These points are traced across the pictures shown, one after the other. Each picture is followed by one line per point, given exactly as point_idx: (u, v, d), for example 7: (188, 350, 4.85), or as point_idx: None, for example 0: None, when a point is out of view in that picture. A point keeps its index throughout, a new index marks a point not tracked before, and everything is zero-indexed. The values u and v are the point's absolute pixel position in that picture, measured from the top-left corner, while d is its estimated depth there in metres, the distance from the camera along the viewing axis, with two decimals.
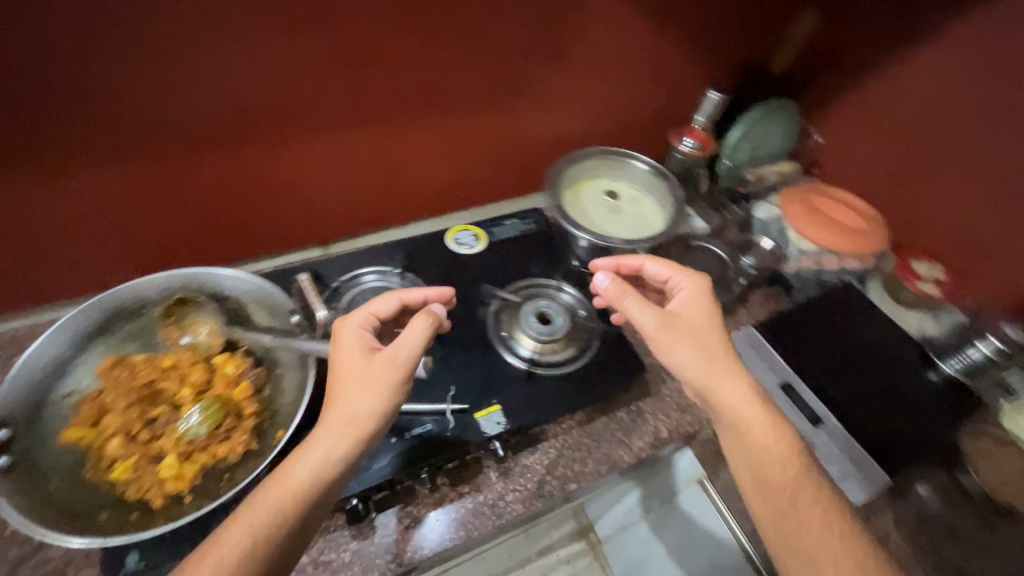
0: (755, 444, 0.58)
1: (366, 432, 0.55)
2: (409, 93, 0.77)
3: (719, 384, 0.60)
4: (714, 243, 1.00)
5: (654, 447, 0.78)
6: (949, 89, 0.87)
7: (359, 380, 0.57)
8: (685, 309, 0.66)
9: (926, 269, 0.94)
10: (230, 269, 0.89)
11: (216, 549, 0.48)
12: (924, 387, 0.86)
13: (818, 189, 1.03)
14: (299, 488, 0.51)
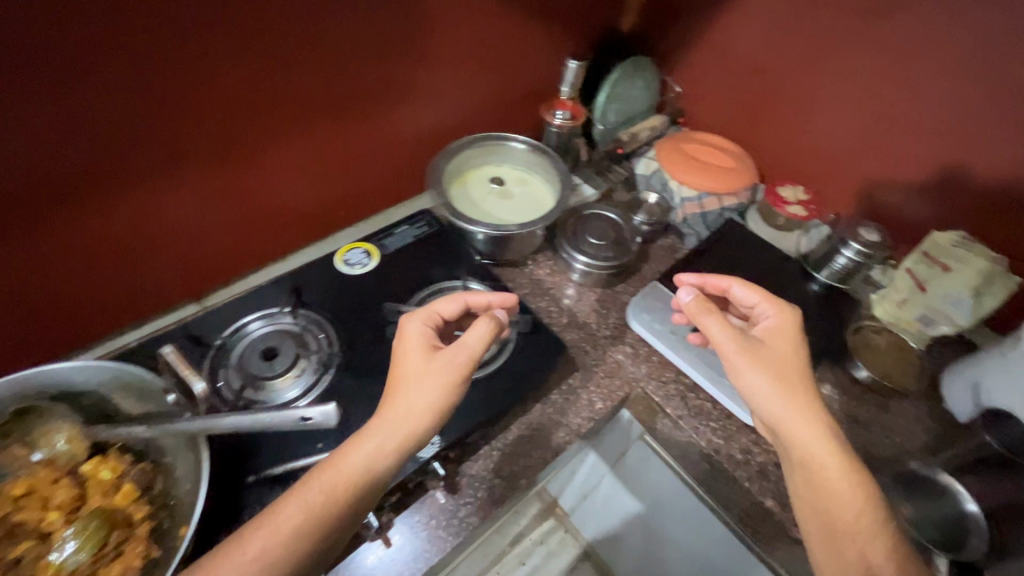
0: (818, 469, 0.57)
1: (415, 431, 0.58)
2: (365, 108, 0.80)
3: (791, 411, 0.60)
4: (604, 207, 0.99)
5: (592, 420, 0.79)
6: (781, 25, 0.95)
7: (420, 378, 0.61)
8: (773, 341, 0.66)
9: (790, 192, 1.01)
10: (87, 351, 0.76)
11: (269, 526, 0.51)
12: (808, 299, 0.95)
13: (687, 136, 1.08)
14: (352, 477, 0.55)
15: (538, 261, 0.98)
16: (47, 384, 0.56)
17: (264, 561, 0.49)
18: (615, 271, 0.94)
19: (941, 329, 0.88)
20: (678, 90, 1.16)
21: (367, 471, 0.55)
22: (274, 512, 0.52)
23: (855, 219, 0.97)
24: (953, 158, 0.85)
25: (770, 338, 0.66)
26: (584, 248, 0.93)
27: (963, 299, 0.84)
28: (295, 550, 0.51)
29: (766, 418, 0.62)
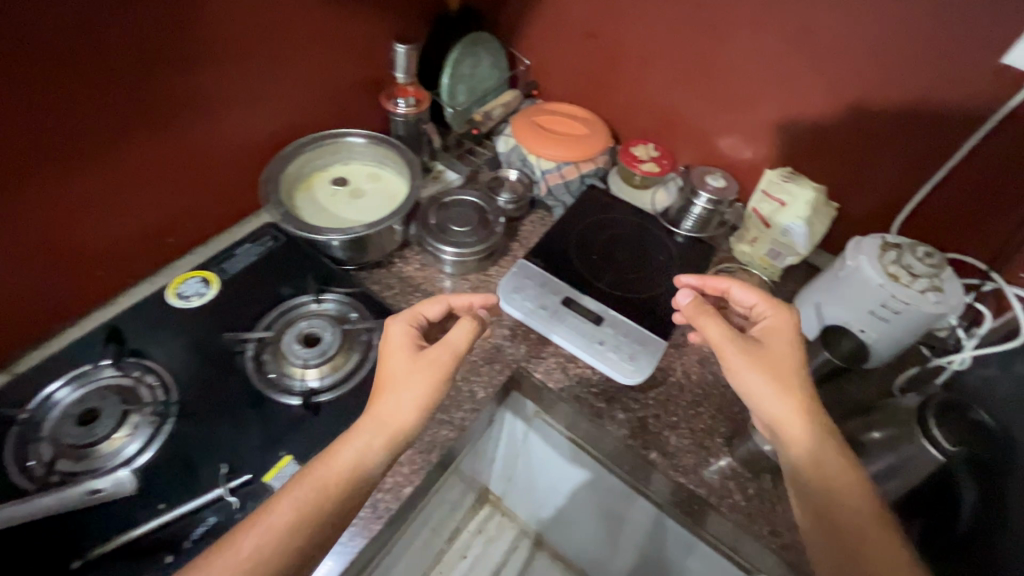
0: (815, 459, 0.60)
1: (403, 429, 0.59)
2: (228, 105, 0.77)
3: (788, 408, 0.62)
4: (465, 192, 0.96)
5: (475, 410, 0.78)
6: None
7: (406, 379, 0.61)
8: (773, 340, 0.66)
9: (643, 151, 1.04)
10: None
11: (260, 528, 0.51)
12: (676, 248, 0.97)
13: (540, 109, 1.08)
14: (342, 478, 0.55)
15: (406, 257, 0.95)
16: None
17: (256, 561, 0.50)
18: (485, 255, 0.92)
19: (787, 260, 0.94)
20: (526, 62, 1.15)
21: (357, 471, 0.55)
22: (264, 517, 0.52)
23: (702, 167, 1.01)
24: (773, 100, 0.90)
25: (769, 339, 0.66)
26: (450, 237, 0.91)
27: (800, 228, 0.91)
28: (283, 552, 0.51)
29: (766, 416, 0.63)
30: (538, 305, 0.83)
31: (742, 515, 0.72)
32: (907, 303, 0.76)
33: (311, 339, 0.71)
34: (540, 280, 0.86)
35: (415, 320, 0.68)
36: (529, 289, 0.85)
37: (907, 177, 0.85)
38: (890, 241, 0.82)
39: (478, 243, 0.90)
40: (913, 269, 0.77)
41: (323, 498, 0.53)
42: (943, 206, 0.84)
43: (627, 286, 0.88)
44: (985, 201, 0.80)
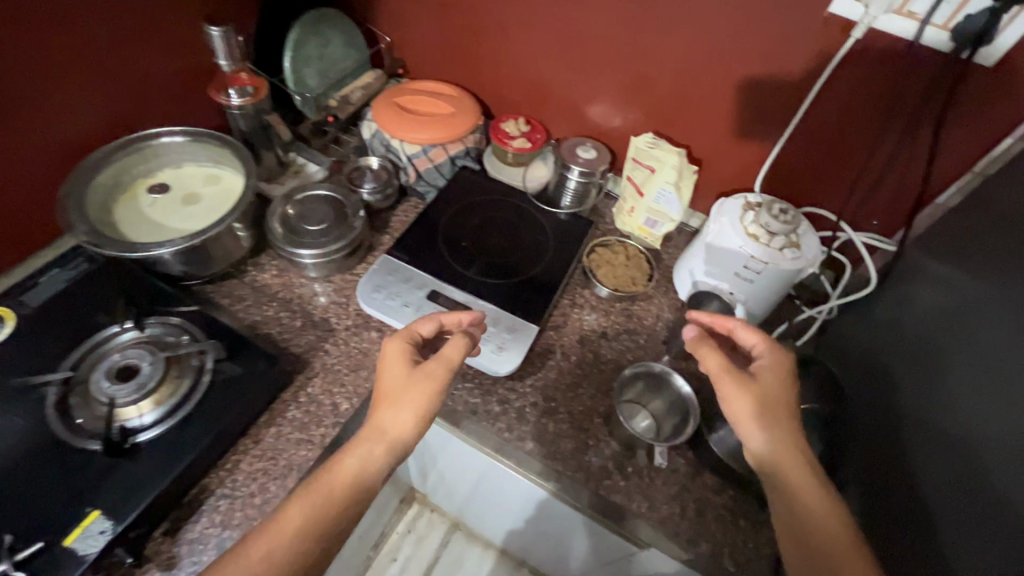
0: (797, 500, 0.53)
1: (402, 441, 0.59)
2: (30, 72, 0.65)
3: (780, 448, 0.56)
4: (319, 188, 0.89)
5: (338, 424, 0.72)
6: None
7: (400, 393, 0.60)
8: (771, 374, 0.60)
9: (513, 126, 0.99)
10: None
11: (267, 539, 0.52)
12: (553, 227, 0.94)
13: (403, 89, 1.01)
14: (342, 489, 0.56)
15: (262, 264, 0.87)
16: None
17: (270, 562, 0.50)
18: (348, 252, 0.85)
19: (665, 228, 0.93)
20: (386, 39, 1.06)
21: (357, 477, 0.56)
22: (273, 527, 0.53)
23: (574, 139, 0.98)
24: (631, 64, 0.87)
25: (763, 372, 0.60)
26: (304, 238, 0.83)
27: (671, 194, 0.89)
28: (291, 559, 0.51)
29: (753, 450, 0.57)
30: (400, 303, 0.78)
31: (619, 494, 0.71)
32: (766, 262, 0.76)
33: (129, 372, 0.63)
34: (403, 275, 0.81)
35: (411, 336, 0.66)
36: (392, 286, 0.79)
37: (763, 134, 0.85)
38: (749, 201, 0.81)
39: (338, 242, 0.83)
40: (770, 228, 0.76)
41: (328, 507, 0.54)
42: (796, 162, 0.85)
43: (498, 270, 0.84)
44: (833, 154, 0.82)
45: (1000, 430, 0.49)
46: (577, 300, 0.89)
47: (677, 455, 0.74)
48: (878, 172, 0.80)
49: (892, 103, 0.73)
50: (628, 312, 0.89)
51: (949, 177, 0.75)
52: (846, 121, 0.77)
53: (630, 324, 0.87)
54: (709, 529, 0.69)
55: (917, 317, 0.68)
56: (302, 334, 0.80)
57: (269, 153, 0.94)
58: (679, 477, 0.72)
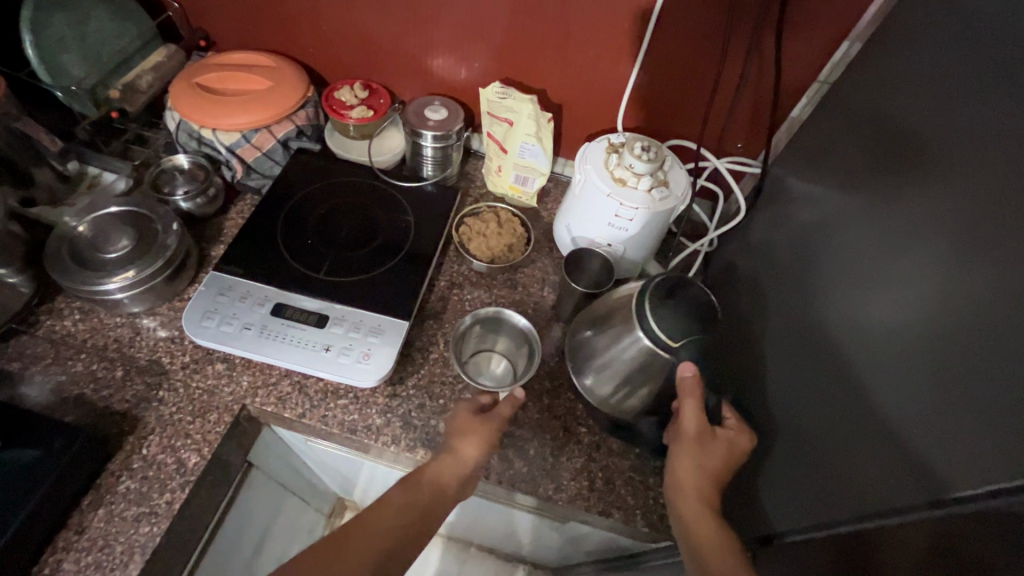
0: (695, 534, 0.52)
1: (471, 466, 0.58)
2: None
3: (690, 497, 0.55)
4: (113, 202, 0.72)
5: (188, 482, 0.61)
6: None
7: (468, 423, 0.60)
8: (722, 449, 0.56)
9: (350, 93, 0.85)
10: None
11: (376, 516, 0.51)
12: (417, 202, 0.84)
13: (206, 63, 0.84)
14: (427, 496, 0.54)
15: (57, 310, 0.70)
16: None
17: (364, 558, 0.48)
18: (169, 274, 0.71)
19: (537, 183, 0.85)
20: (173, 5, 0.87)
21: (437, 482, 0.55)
22: (382, 504, 0.53)
23: (422, 98, 0.86)
24: (460, 3, 0.77)
25: (718, 436, 0.56)
26: (100, 270, 0.67)
27: (534, 147, 0.82)
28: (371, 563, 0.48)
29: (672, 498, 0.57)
30: (240, 326, 0.67)
31: (524, 481, 0.66)
32: (637, 208, 0.71)
33: None
34: (240, 294, 0.69)
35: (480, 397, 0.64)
36: (227, 308, 0.68)
37: (615, 68, 0.79)
38: (613, 143, 0.75)
39: (149, 268, 0.68)
40: (634, 169, 0.71)
41: (417, 506, 0.53)
42: (651, 94, 0.81)
43: (354, 264, 0.75)
44: (686, 78, 0.77)
45: (848, 340, 0.48)
46: (455, 280, 0.81)
47: (579, 425, 0.71)
48: (731, 93, 0.77)
49: (735, 13, 0.68)
50: (513, 282, 0.82)
51: (796, 90, 0.73)
52: (693, 40, 0.73)
53: (517, 295, 0.81)
54: (619, 494, 0.66)
55: (785, 240, 0.67)
56: (128, 385, 0.66)
57: (41, 169, 0.74)
58: (584, 448, 0.69)
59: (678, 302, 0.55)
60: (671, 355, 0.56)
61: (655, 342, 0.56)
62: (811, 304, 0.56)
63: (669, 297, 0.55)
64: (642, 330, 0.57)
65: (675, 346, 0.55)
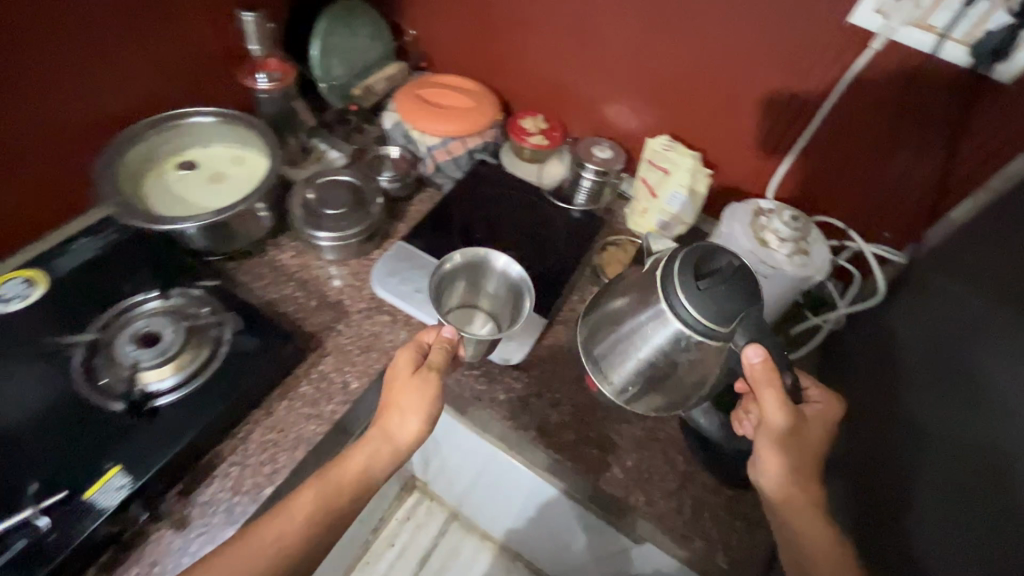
0: (804, 525, 0.58)
1: (400, 439, 0.63)
2: (95, 37, 0.71)
3: (788, 488, 0.59)
4: (340, 172, 0.91)
5: (348, 401, 0.74)
6: None
7: (401, 397, 0.63)
8: (820, 429, 0.62)
9: (532, 123, 1.01)
10: None
11: (285, 516, 0.58)
12: (566, 224, 0.96)
13: (426, 80, 1.03)
14: (346, 487, 0.61)
15: (280, 245, 0.89)
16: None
17: (270, 554, 0.56)
18: (365, 236, 0.87)
19: (676, 230, 0.94)
20: (411, 32, 1.08)
21: (364, 472, 0.61)
22: (292, 504, 0.59)
23: (591, 138, 0.99)
24: (648, 67, 0.89)
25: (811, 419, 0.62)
26: (322, 221, 0.85)
27: (683, 197, 0.90)
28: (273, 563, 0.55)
29: (766, 484, 0.61)
30: (413, 288, 0.82)
31: (616, 485, 0.73)
32: (775, 268, 0.77)
33: (144, 337, 0.65)
34: (417, 263, 0.85)
35: (422, 344, 0.66)
36: (405, 271, 0.84)
37: (777, 142, 0.86)
38: (760, 207, 0.82)
39: (355, 227, 0.85)
40: (779, 234, 0.78)
41: (334, 502, 0.60)
42: (808, 170, 0.86)
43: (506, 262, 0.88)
44: (846, 161, 0.83)
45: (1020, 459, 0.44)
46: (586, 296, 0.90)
47: (676, 451, 0.76)
48: (891, 183, 0.81)
49: (906, 103, 0.74)
50: None
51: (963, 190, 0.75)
52: (863, 128, 0.78)
53: None
54: (703, 524, 0.70)
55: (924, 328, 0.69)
56: (317, 314, 0.82)
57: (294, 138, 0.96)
58: (677, 473, 0.74)
59: (709, 285, 0.54)
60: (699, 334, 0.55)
61: (706, 336, 0.55)
62: (935, 379, 0.58)
63: (699, 286, 0.55)
64: (690, 329, 0.55)
65: (732, 333, 0.55)
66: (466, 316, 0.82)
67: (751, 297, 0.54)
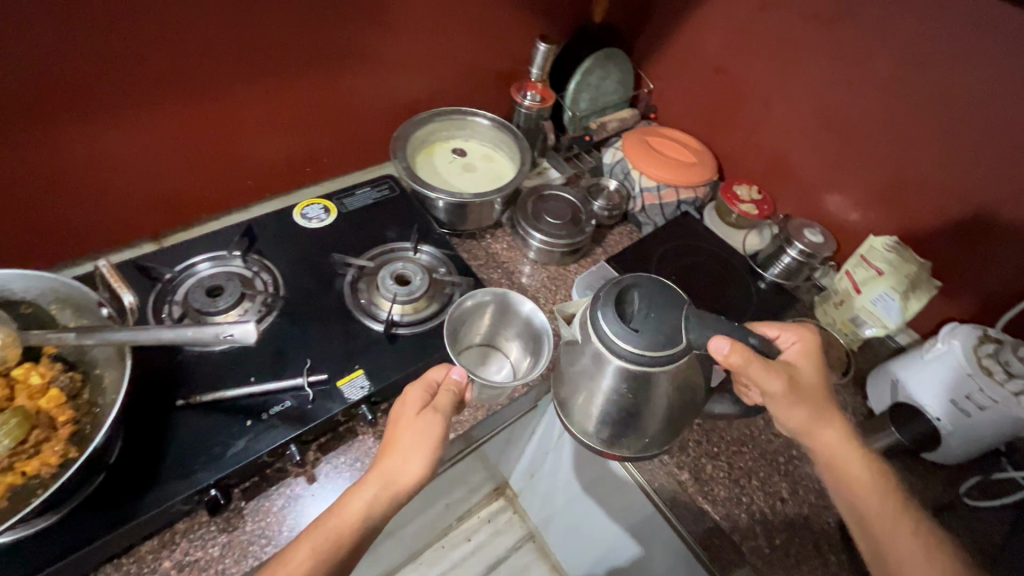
0: (847, 470, 0.61)
1: (410, 482, 0.56)
2: (425, 40, 0.91)
3: (816, 432, 0.62)
4: (564, 189, 1.02)
5: (528, 385, 0.81)
6: (738, 38, 0.99)
7: (407, 438, 0.58)
8: (810, 369, 0.65)
9: (746, 191, 1.05)
10: (64, 269, 0.82)
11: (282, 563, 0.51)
12: (754, 293, 0.98)
13: (654, 129, 1.13)
14: (346, 533, 0.54)
15: (496, 236, 1.01)
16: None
17: None
18: (569, 250, 0.96)
19: (872, 331, 0.90)
20: (649, 87, 1.19)
21: (363, 517, 0.54)
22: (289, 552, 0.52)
23: (802, 220, 1.00)
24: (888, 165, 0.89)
25: (800, 362, 0.65)
26: (542, 225, 0.96)
27: (893, 301, 0.86)
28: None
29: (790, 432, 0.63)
30: None
31: (761, 558, 0.71)
32: (996, 401, 0.72)
33: (399, 277, 0.79)
34: None
35: (432, 381, 0.64)
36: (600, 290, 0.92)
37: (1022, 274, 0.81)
38: (988, 333, 0.77)
39: (565, 239, 0.94)
40: (1010, 367, 0.73)
41: (335, 548, 0.53)
42: None
43: None
44: None
45: None
46: None
47: (831, 549, 0.73)
48: None
49: None
50: None
51: None
52: None
53: None
54: None
55: None
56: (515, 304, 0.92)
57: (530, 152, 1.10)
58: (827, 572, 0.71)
59: (644, 322, 0.62)
60: (660, 365, 0.61)
61: (668, 362, 0.61)
62: None
63: (634, 328, 0.62)
64: (655, 366, 0.61)
65: (688, 344, 0.61)
66: (484, 357, 0.83)
67: (675, 305, 0.62)
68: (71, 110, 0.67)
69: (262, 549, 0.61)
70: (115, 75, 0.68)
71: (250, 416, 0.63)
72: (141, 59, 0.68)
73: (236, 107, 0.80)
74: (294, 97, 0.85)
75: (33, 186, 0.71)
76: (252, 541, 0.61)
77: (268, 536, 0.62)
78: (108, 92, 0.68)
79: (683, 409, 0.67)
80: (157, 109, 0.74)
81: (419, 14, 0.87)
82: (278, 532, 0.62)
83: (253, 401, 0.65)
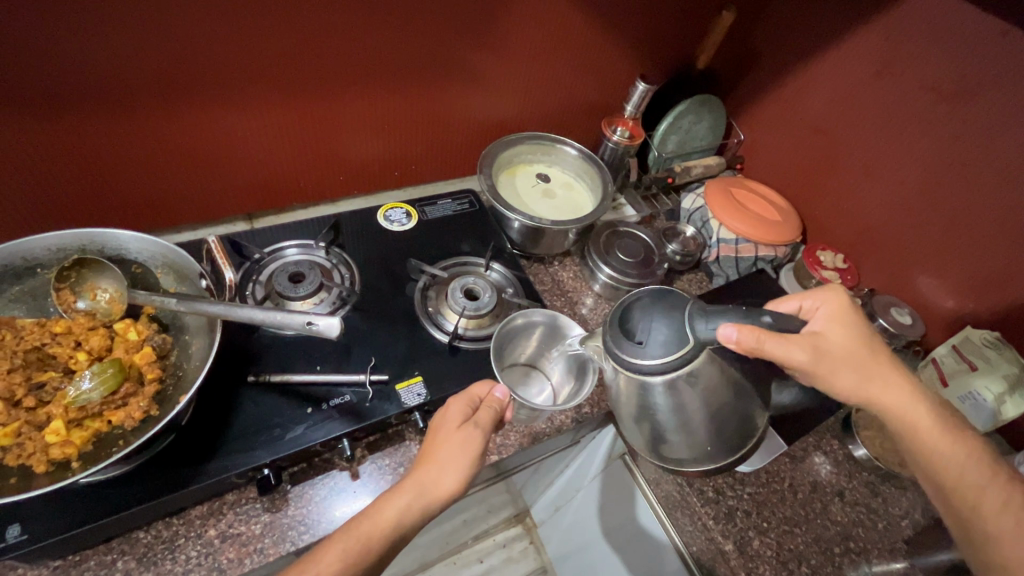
0: (916, 430, 0.57)
1: (445, 495, 0.54)
2: (528, 67, 0.94)
3: (879, 396, 0.57)
4: (640, 228, 1.01)
5: (576, 421, 0.79)
6: (845, 102, 0.96)
7: (447, 447, 0.56)
8: (839, 324, 0.58)
9: (830, 258, 1.01)
10: (165, 233, 0.88)
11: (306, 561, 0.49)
12: None
13: (739, 181, 1.10)
14: (378, 540, 0.51)
15: (564, 263, 1.01)
16: (22, 254, 0.57)
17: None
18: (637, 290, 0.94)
19: None
20: (740, 137, 1.17)
21: (396, 525, 0.52)
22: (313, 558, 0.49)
23: (889, 297, 0.94)
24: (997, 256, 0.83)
25: (828, 327, 0.57)
26: (613, 260, 0.95)
27: (985, 402, 0.79)
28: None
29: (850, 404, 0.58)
30: None
31: None
32: None
33: (469, 291, 0.80)
34: None
35: (474, 396, 0.62)
36: None
37: None
38: None
39: (636, 278, 0.93)
40: None
41: (363, 551, 0.50)
42: None
43: None
44: None
45: None
46: (821, 445, 0.86)
47: None
48: None
49: None
50: (875, 489, 0.82)
51: None
52: None
53: (872, 501, 0.81)
54: None
55: None
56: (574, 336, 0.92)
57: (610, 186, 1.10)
58: None
59: (647, 330, 0.54)
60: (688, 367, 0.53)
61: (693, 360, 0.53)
62: None
63: (639, 340, 0.54)
64: (683, 365, 0.53)
65: (698, 341, 0.52)
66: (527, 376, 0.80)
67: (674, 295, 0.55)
68: (206, 93, 0.73)
69: (299, 535, 0.62)
70: (250, 66, 0.73)
71: (312, 403, 0.65)
72: (274, 55, 0.73)
73: (345, 108, 0.85)
74: (397, 104, 0.89)
75: (157, 153, 0.77)
76: (292, 526, 0.63)
77: (306, 525, 0.63)
78: (239, 79, 0.74)
79: (737, 410, 0.57)
80: (277, 101, 0.79)
81: (528, 42, 0.90)
82: (316, 522, 0.63)
83: (317, 390, 0.66)
